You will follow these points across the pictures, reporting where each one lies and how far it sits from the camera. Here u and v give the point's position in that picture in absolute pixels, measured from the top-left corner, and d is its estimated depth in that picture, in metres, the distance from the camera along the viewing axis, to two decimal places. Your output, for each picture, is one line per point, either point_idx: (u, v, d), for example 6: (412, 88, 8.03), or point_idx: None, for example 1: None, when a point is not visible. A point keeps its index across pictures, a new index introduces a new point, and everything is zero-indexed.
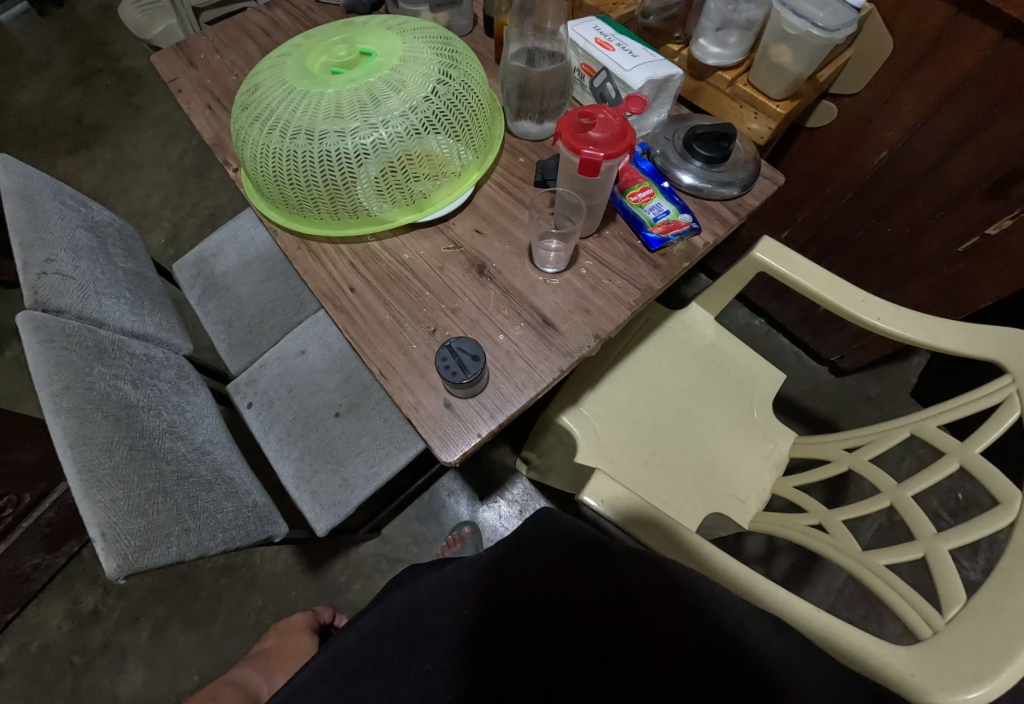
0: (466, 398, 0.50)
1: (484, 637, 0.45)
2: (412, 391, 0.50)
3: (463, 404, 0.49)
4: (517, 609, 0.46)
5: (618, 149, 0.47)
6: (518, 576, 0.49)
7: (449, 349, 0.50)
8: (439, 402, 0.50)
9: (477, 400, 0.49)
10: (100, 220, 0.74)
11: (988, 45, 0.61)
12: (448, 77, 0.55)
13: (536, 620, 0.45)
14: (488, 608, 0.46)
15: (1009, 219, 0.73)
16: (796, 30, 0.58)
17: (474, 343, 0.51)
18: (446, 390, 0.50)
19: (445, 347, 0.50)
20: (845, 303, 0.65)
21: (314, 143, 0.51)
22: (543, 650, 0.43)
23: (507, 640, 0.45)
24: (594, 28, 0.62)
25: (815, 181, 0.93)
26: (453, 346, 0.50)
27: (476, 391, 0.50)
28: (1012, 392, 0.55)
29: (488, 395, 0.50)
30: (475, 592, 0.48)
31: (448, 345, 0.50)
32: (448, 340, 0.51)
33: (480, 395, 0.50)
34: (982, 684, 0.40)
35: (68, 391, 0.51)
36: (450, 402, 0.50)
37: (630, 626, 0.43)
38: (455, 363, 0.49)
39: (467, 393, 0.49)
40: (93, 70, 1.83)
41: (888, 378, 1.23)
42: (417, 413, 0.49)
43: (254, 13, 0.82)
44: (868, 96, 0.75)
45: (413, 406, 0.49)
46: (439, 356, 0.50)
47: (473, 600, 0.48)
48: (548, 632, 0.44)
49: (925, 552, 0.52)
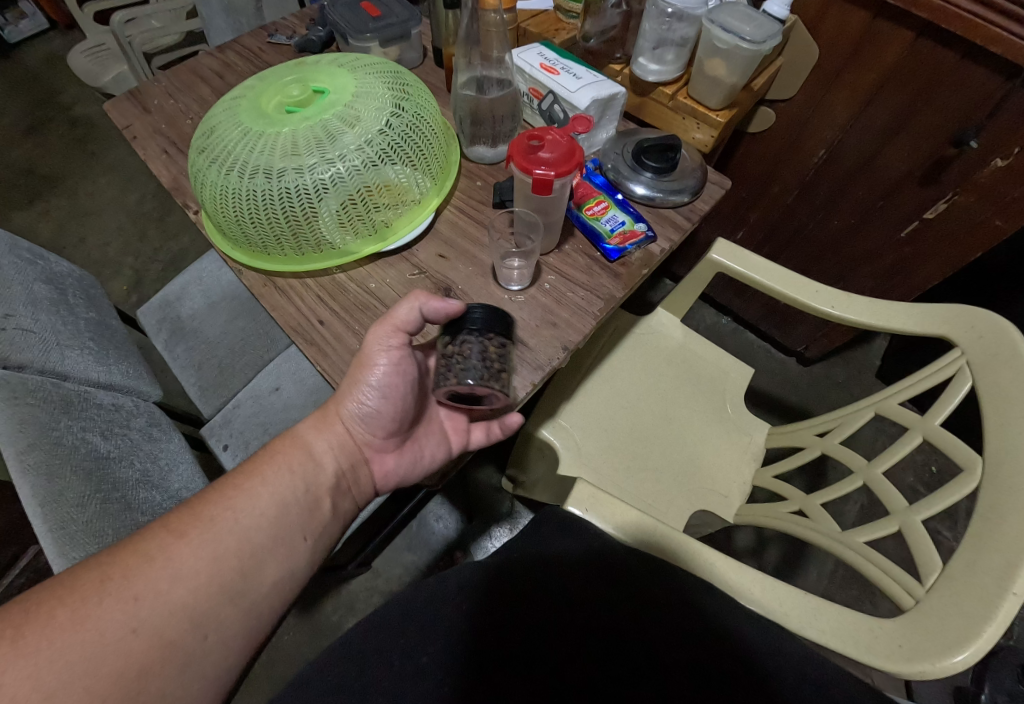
0: (412, 319, 0.50)
1: (485, 639, 0.44)
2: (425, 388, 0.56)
3: (398, 342, 0.50)
4: (526, 604, 0.45)
5: (568, 167, 0.50)
6: (520, 569, 0.48)
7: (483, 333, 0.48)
8: (385, 372, 0.50)
9: (404, 316, 0.49)
10: (59, 272, 0.73)
11: (905, 45, 0.67)
12: (401, 109, 0.57)
13: (547, 614, 0.45)
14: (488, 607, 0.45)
15: (945, 202, 0.77)
16: (726, 44, 0.62)
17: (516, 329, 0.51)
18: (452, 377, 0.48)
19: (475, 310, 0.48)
20: (802, 295, 0.68)
21: (274, 182, 0.52)
22: (547, 645, 0.44)
23: (508, 637, 0.44)
24: (539, 54, 0.65)
25: (762, 181, 0.98)
26: (493, 342, 0.48)
27: (414, 301, 0.50)
28: (963, 364, 0.58)
29: (443, 304, 0.49)
30: (475, 588, 0.47)
31: (483, 310, 0.48)
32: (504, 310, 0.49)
33: (413, 310, 0.50)
34: (964, 646, 0.41)
35: (35, 448, 0.49)
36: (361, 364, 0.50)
37: (640, 629, 0.44)
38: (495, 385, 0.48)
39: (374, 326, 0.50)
40: (43, 120, 1.80)
41: (853, 363, 1.28)
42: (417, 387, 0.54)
43: (207, 57, 0.83)
44: (801, 100, 0.81)
45: (405, 399, 0.53)
46: (460, 324, 0.48)
47: (473, 594, 0.46)
48: (560, 626, 0.44)
49: (900, 525, 0.54)
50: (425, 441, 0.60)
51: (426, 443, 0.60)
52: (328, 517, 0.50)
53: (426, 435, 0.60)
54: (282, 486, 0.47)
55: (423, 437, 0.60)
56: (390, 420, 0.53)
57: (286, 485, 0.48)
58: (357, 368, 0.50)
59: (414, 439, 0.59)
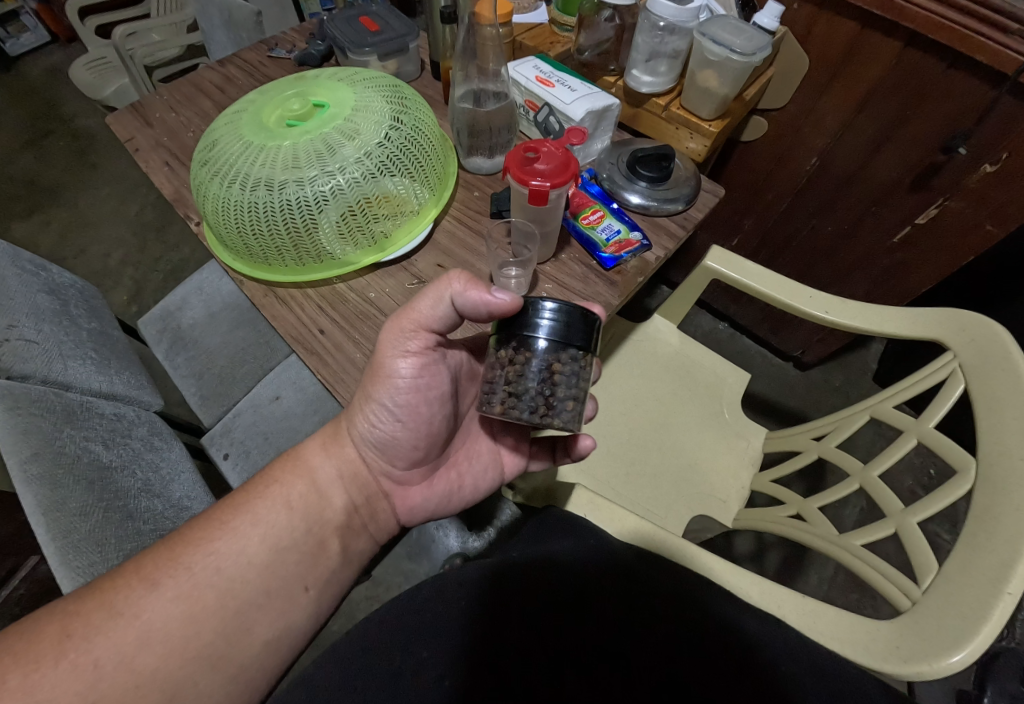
0: (436, 313, 0.46)
1: (483, 632, 0.45)
2: (454, 406, 0.56)
3: (420, 346, 0.48)
4: (523, 603, 0.47)
5: (564, 178, 0.51)
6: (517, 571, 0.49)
7: (548, 345, 0.41)
8: (408, 381, 0.49)
9: (425, 311, 0.46)
10: (61, 283, 0.74)
11: (892, 55, 0.68)
12: (400, 122, 0.58)
13: (544, 614, 0.47)
14: (487, 604, 0.46)
15: (936, 207, 0.78)
16: (718, 56, 0.63)
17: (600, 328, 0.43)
18: (503, 385, 0.44)
19: (548, 312, 0.40)
20: (796, 300, 0.69)
21: (275, 194, 0.53)
22: (543, 644, 0.45)
23: (506, 633, 0.45)
24: (534, 67, 0.66)
25: (756, 189, 0.99)
26: (555, 361, 0.42)
27: (441, 291, 0.45)
28: (955, 367, 0.59)
29: (473, 290, 0.43)
30: (471, 585, 0.48)
31: (557, 313, 0.40)
32: (585, 309, 0.41)
33: (442, 296, 0.45)
34: (960, 646, 0.41)
35: (37, 457, 0.49)
36: (382, 372, 0.49)
37: (635, 629, 0.46)
38: (542, 417, 0.44)
39: (390, 322, 0.48)
40: (44, 133, 1.82)
41: (850, 367, 1.29)
42: (443, 397, 0.53)
43: (208, 71, 0.85)
44: (792, 109, 0.83)
45: (431, 413, 0.52)
46: (526, 325, 0.41)
47: (470, 591, 0.47)
48: (556, 623, 0.46)
49: (896, 527, 0.54)
50: (463, 461, 0.61)
51: (466, 463, 0.61)
52: (336, 560, 0.50)
53: (464, 454, 0.61)
54: (276, 526, 0.47)
55: (460, 456, 0.61)
56: (413, 444, 0.53)
57: (278, 526, 0.47)
58: (377, 379, 0.50)
59: (452, 459, 0.60)
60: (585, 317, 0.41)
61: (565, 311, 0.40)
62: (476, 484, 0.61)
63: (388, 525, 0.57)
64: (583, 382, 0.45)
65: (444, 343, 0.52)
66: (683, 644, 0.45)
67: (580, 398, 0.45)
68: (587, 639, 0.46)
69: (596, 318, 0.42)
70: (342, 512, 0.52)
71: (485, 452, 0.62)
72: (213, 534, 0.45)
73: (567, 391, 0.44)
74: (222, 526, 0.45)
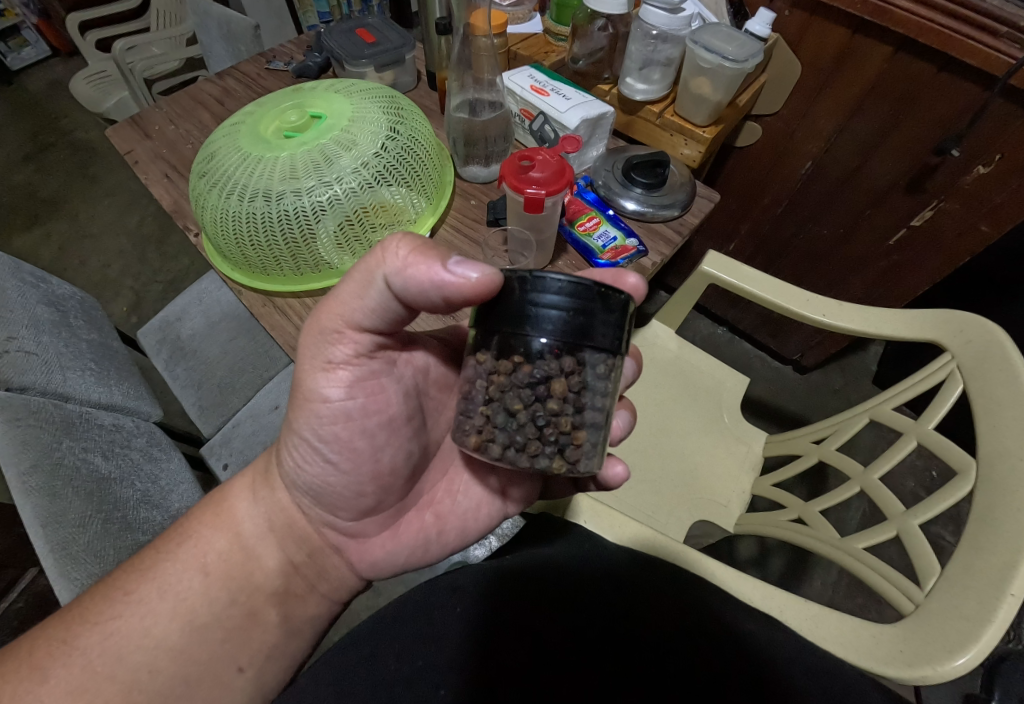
0: (364, 306, 0.38)
1: (484, 640, 0.45)
2: (416, 438, 0.49)
3: (349, 356, 0.41)
4: (523, 612, 0.47)
5: (559, 185, 0.51)
6: (514, 581, 0.49)
7: (549, 341, 0.31)
8: (339, 405, 0.42)
9: (351, 305, 0.38)
10: (60, 294, 0.74)
11: (884, 59, 0.69)
12: (396, 133, 0.59)
13: (544, 623, 0.46)
14: (486, 614, 0.47)
15: (931, 209, 0.78)
16: (710, 63, 0.64)
17: (628, 322, 0.33)
18: (484, 397, 0.34)
19: (551, 294, 0.30)
20: (793, 304, 0.70)
21: (273, 205, 0.53)
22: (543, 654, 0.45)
23: (505, 642, 0.45)
24: (529, 76, 0.67)
25: (752, 194, 1.00)
26: (556, 369, 0.31)
27: (369, 273, 0.36)
28: (954, 369, 0.59)
29: (414, 267, 0.34)
30: (469, 593, 0.49)
31: (562, 296, 0.30)
32: (606, 288, 0.31)
33: (371, 279, 0.36)
34: (965, 649, 0.41)
35: (36, 469, 0.48)
36: (305, 395, 0.42)
37: (634, 636, 0.46)
38: (533, 456, 0.32)
39: (311, 326, 0.41)
40: (44, 146, 1.84)
41: (849, 369, 1.29)
42: (391, 421, 0.45)
43: (207, 84, 0.86)
44: (786, 114, 0.83)
45: (375, 446, 0.45)
46: (520, 312, 0.31)
47: (467, 600, 0.48)
48: (556, 631, 0.46)
49: (897, 530, 0.54)
50: (442, 499, 0.53)
51: (446, 502, 0.53)
52: (273, 627, 0.47)
53: (442, 491, 0.53)
54: (189, 597, 0.43)
55: (437, 494, 0.53)
56: (357, 487, 0.46)
57: (190, 596, 0.43)
58: (303, 404, 0.42)
59: (429, 499, 0.53)
60: (603, 302, 0.31)
61: (575, 292, 0.30)
62: (459, 526, 0.53)
63: (343, 581, 0.51)
64: (599, 404, 0.34)
65: (389, 348, 0.45)
66: (684, 649, 0.46)
67: (593, 426, 0.34)
68: (589, 644, 0.46)
69: (623, 301, 0.32)
70: (275, 575, 0.47)
71: (467, 490, 0.53)
72: (114, 608, 0.41)
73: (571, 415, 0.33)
74: (124, 596, 0.41)
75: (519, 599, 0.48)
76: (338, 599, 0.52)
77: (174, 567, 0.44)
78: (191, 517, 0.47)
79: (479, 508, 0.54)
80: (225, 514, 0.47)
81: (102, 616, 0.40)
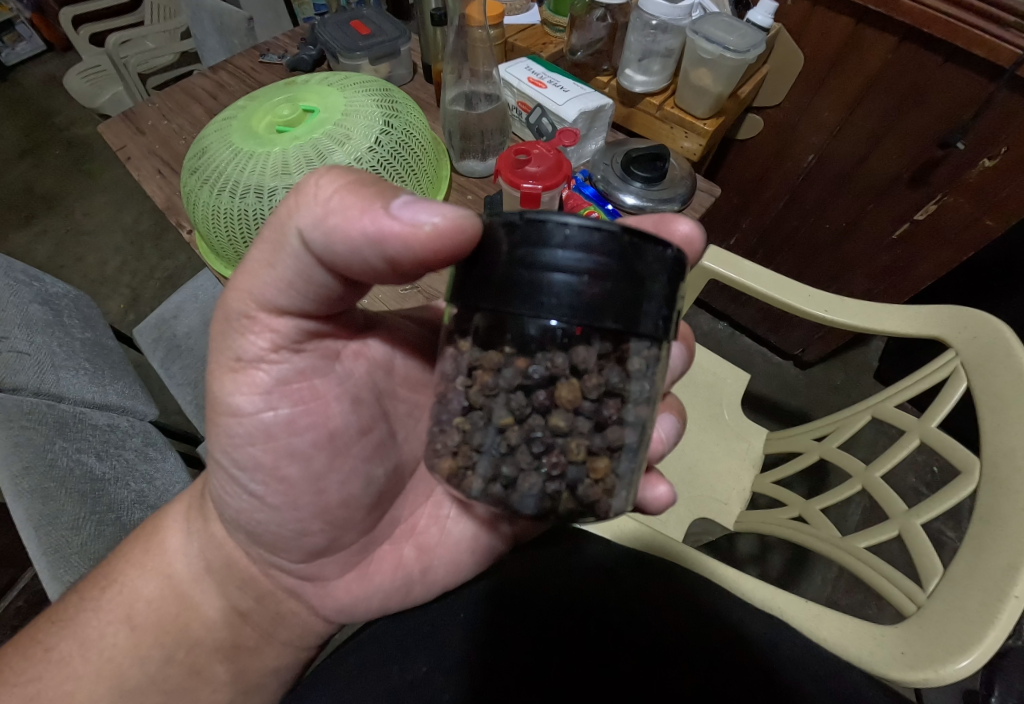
0: (276, 278, 0.35)
1: (484, 649, 0.47)
2: (378, 462, 0.46)
3: (265, 350, 0.38)
4: (524, 622, 0.48)
5: (556, 179, 0.50)
6: (517, 591, 0.49)
7: (556, 322, 0.28)
8: (256, 418, 0.40)
9: (262, 281, 0.35)
10: (54, 292, 0.73)
11: (888, 49, 0.68)
12: (390, 127, 0.58)
13: (543, 631, 0.47)
14: (486, 627, 0.48)
15: (933, 204, 0.77)
16: (710, 54, 0.62)
17: (664, 299, 0.29)
18: (466, 396, 0.32)
19: (559, 250, 0.27)
20: (795, 299, 0.68)
21: (264, 201, 0.53)
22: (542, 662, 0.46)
23: (507, 656, 0.46)
24: (527, 68, 0.67)
25: (753, 187, 0.98)
26: (559, 365, 0.29)
27: (283, 226, 0.33)
28: (957, 365, 0.58)
29: (338, 212, 0.30)
30: (473, 598, 0.50)
31: (572, 254, 0.27)
32: (639, 238, 0.27)
33: (285, 235, 0.33)
34: (967, 651, 0.40)
35: (29, 471, 0.47)
36: (227, 408, 0.40)
37: (632, 640, 0.47)
38: (526, 488, 0.31)
39: (221, 314, 0.38)
40: (40, 142, 1.82)
41: (851, 365, 1.28)
42: (331, 439, 0.42)
43: (199, 78, 0.84)
44: (788, 106, 0.82)
45: (314, 472, 0.42)
46: (515, 278, 0.28)
47: (469, 606, 0.49)
48: (555, 640, 0.47)
49: (900, 529, 0.54)
50: (426, 528, 0.50)
51: (432, 530, 0.50)
52: (222, 678, 0.47)
53: (427, 518, 0.51)
54: (115, 657, 0.43)
55: (420, 521, 0.51)
56: (301, 525, 0.44)
57: (116, 656, 0.43)
58: (217, 420, 0.40)
59: (410, 528, 0.50)
60: (633, 262, 0.27)
61: (588, 249, 0.27)
62: (449, 560, 0.50)
63: (303, 627, 0.51)
64: (617, 413, 0.31)
65: (328, 337, 0.42)
66: (676, 652, 0.46)
67: (608, 447, 0.31)
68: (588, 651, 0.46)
69: (661, 255, 0.28)
70: (217, 625, 0.47)
71: (456, 517, 0.50)
72: (35, 668, 0.41)
73: (578, 432, 0.30)
74: (45, 654, 0.42)
75: (517, 612, 0.48)
76: (303, 645, 0.52)
77: (95, 621, 0.43)
78: (120, 557, 0.46)
79: (473, 540, 0.51)
80: (156, 551, 0.47)
81: (22, 676, 0.40)
